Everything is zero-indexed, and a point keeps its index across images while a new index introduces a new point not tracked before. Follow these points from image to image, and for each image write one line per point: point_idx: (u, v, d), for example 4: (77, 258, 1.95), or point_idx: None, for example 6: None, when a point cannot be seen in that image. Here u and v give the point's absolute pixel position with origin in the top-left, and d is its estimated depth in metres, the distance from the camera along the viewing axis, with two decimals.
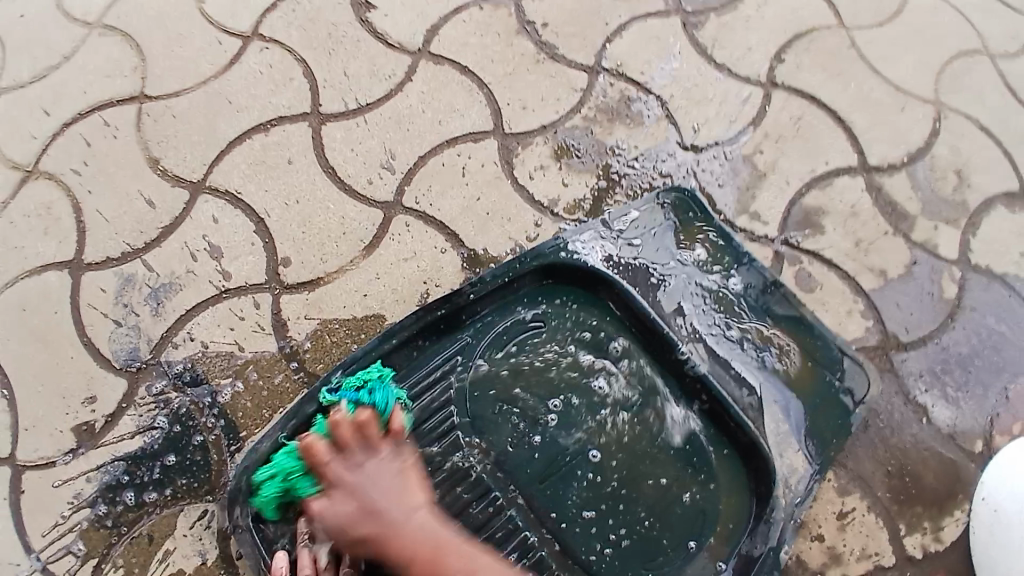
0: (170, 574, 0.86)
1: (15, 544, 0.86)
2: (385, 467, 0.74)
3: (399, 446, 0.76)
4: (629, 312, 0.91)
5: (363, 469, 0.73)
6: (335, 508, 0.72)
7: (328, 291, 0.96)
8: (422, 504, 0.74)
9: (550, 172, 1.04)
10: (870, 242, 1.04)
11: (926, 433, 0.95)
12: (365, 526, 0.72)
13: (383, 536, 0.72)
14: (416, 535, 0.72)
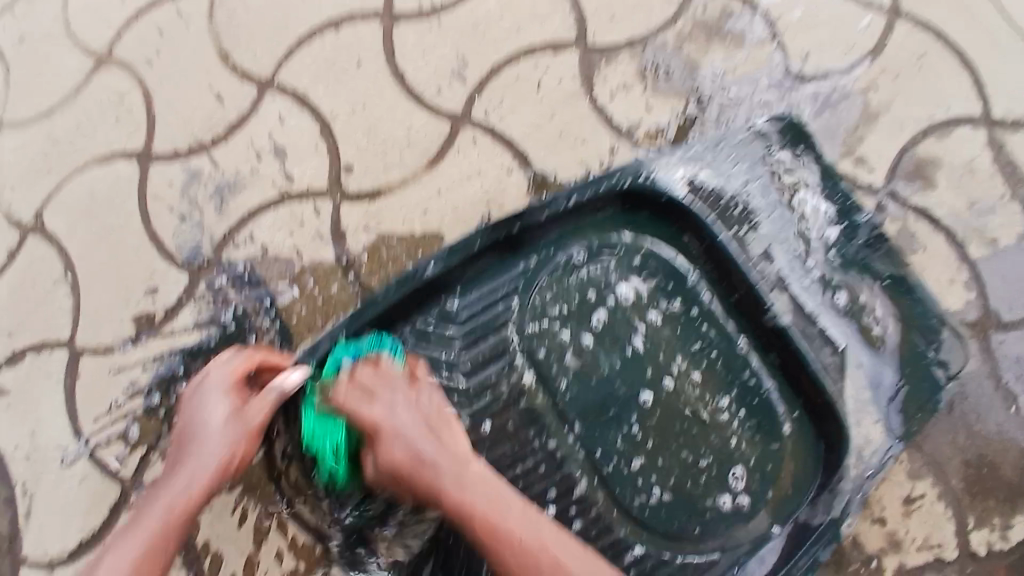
0: None
1: (65, 427, 0.91)
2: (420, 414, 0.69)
3: (422, 391, 0.71)
4: (711, 250, 0.85)
5: (380, 401, 0.68)
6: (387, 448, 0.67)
7: (388, 203, 0.93)
8: (457, 444, 0.68)
9: (633, 95, 0.95)
10: (988, 206, 0.92)
11: (1013, 424, 0.86)
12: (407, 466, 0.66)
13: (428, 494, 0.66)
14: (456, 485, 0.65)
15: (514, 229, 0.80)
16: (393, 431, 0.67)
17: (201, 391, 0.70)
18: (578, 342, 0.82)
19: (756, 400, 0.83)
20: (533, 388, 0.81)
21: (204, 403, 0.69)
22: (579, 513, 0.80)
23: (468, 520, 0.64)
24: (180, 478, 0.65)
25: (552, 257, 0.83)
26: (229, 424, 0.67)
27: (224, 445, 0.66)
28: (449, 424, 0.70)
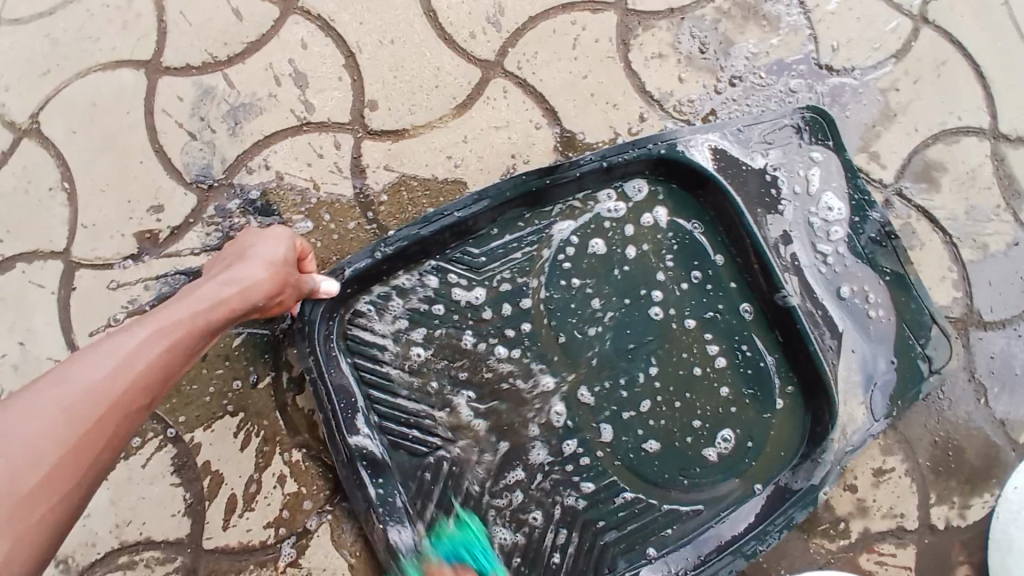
0: (220, 391, 0.88)
1: (58, 339, 0.88)
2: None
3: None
4: (728, 224, 0.91)
5: None
6: None
7: (412, 144, 0.91)
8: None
9: (666, 64, 0.95)
10: (981, 212, 0.97)
11: (979, 414, 0.93)
12: None
13: None
14: None
15: (546, 179, 0.86)
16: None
17: (251, 240, 0.77)
18: (594, 296, 0.89)
19: (752, 369, 0.90)
20: (548, 336, 0.88)
21: (255, 245, 0.75)
22: (585, 452, 0.87)
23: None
24: (223, 283, 0.67)
25: (580, 213, 0.90)
26: (277, 265, 0.73)
27: (269, 277, 0.71)
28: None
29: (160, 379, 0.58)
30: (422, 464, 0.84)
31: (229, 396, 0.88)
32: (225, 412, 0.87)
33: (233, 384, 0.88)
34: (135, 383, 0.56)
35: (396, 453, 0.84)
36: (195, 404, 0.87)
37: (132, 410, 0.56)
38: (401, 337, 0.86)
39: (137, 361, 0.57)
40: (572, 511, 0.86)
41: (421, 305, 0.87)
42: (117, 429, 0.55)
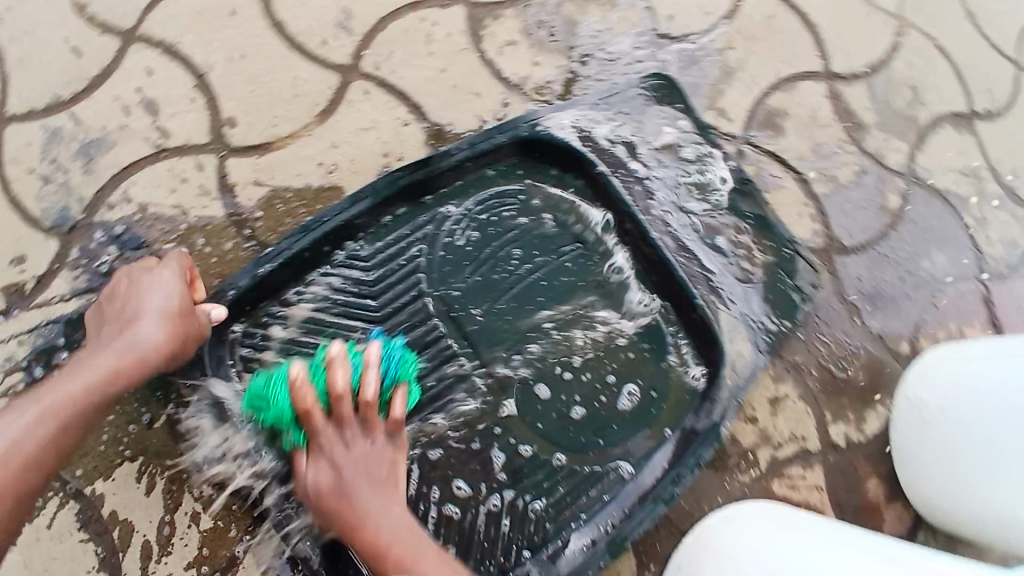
0: (116, 438, 0.83)
1: None
2: (374, 451, 0.77)
3: (398, 434, 0.78)
4: (600, 190, 0.93)
5: (383, 517, 0.75)
6: (316, 475, 0.76)
7: (281, 157, 0.91)
8: (390, 500, 0.76)
9: (519, 50, 1.00)
10: (826, 147, 1.07)
11: (857, 331, 1.00)
12: (336, 503, 0.75)
13: (347, 529, 0.75)
14: (368, 532, 0.74)
15: (420, 174, 0.86)
16: (352, 450, 0.76)
17: (149, 285, 0.76)
18: (483, 278, 0.88)
19: (644, 324, 0.92)
20: (447, 323, 0.87)
21: (148, 294, 0.75)
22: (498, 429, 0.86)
23: (364, 542, 0.74)
24: (118, 348, 0.71)
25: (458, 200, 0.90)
26: (173, 319, 0.73)
27: (164, 336, 0.72)
28: (396, 473, 0.78)
29: (53, 454, 0.66)
30: None
31: (124, 441, 0.83)
32: (123, 459, 0.83)
33: (128, 428, 0.83)
34: (24, 461, 0.64)
35: None
36: (85, 454, 0.82)
37: (27, 486, 0.64)
38: (297, 348, 0.84)
39: (29, 440, 0.65)
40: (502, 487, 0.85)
41: (313, 315, 0.85)
42: (12, 504, 0.64)
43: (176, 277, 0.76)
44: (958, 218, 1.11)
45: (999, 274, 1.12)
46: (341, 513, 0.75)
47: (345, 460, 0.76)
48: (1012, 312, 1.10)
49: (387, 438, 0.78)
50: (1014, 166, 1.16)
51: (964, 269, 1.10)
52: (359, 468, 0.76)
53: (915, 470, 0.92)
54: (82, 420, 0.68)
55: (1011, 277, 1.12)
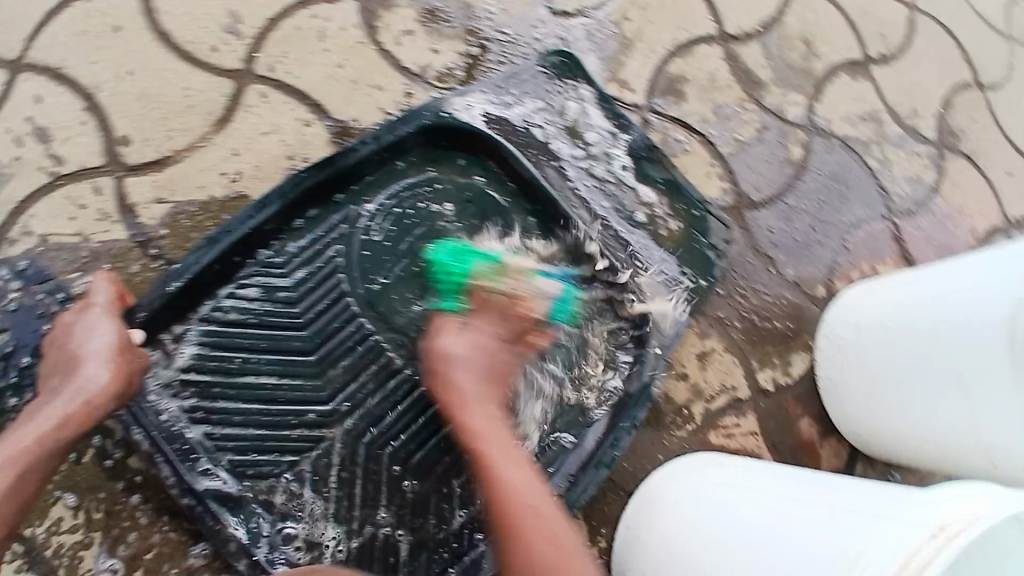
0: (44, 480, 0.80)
1: None
2: (502, 358, 0.84)
3: (528, 340, 0.86)
4: (510, 171, 0.94)
5: (485, 413, 0.80)
6: (456, 343, 0.83)
7: (181, 171, 0.88)
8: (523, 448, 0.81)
9: (417, 40, 0.99)
10: (727, 108, 1.11)
11: (775, 281, 1.04)
12: (448, 392, 0.81)
13: (455, 404, 0.80)
14: (466, 421, 0.79)
15: (325, 174, 0.85)
16: (461, 336, 0.83)
17: (83, 325, 0.75)
18: (405, 270, 0.89)
19: (570, 295, 0.93)
20: (375, 321, 0.87)
21: (84, 335, 0.74)
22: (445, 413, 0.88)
23: (469, 430, 0.78)
24: (64, 394, 0.71)
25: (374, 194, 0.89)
26: (115, 360, 0.73)
27: (110, 376, 0.72)
28: (506, 379, 0.85)
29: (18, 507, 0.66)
30: (278, 485, 0.81)
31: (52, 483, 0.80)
32: (59, 499, 0.80)
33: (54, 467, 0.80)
34: None
35: (252, 482, 0.80)
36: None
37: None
38: (222, 362, 0.82)
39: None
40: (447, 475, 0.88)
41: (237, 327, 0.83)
42: None
43: (109, 314, 0.75)
44: (858, 162, 1.17)
45: (906, 211, 1.18)
46: (444, 392, 0.81)
47: (458, 356, 0.82)
48: (921, 244, 1.18)
49: (517, 337, 0.85)
50: (910, 106, 1.24)
51: (872, 209, 1.15)
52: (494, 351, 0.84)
53: (839, 405, 0.98)
54: (43, 469, 0.68)
55: (918, 212, 1.19)
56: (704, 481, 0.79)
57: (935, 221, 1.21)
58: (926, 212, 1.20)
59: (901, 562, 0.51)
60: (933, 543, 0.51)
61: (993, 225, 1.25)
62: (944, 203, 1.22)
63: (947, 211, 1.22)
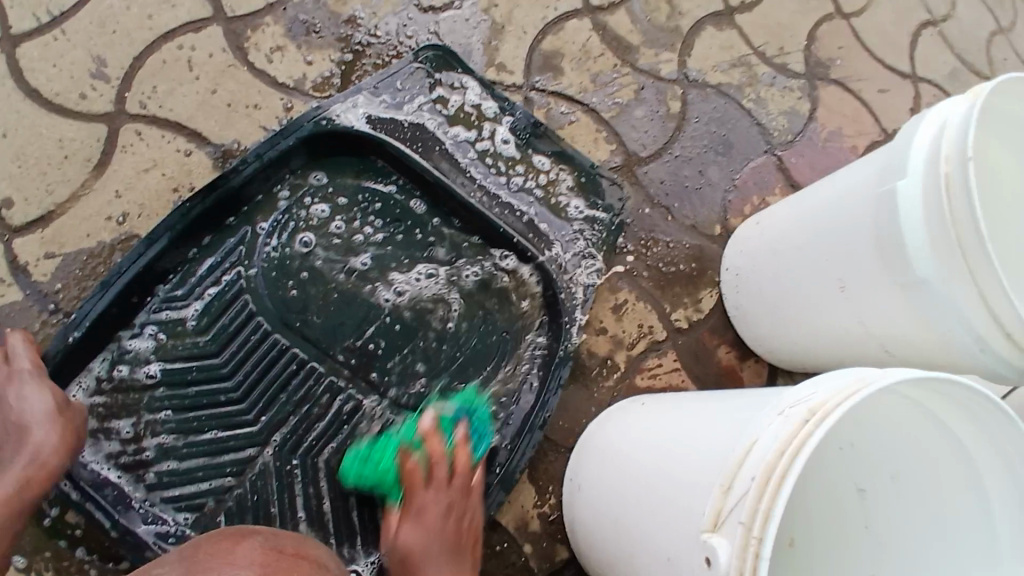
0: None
1: None
2: (452, 512, 0.80)
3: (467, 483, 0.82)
4: (399, 167, 0.96)
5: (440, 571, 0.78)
6: (413, 532, 0.78)
7: (68, 222, 0.89)
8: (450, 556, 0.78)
9: (289, 54, 1.01)
10: (604, 75, 1.16)
11: (674, 228, 1.10)
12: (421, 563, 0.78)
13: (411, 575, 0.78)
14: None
15: (212, 199, 0.86)
16: (428, 499, 0.79)
17: (9, 390, 0.73)
18: (310, 281, 0.91)
19: (479, 279, 0.97)
20: (290, 337, 0.89)
21: (14, 401, 0.72)
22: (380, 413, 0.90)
23: None
24: (17, 460, 0.70)
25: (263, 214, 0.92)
26: (59, 419, 0.73)
27: (59, 436, 0.72)
28: (462, 527, 0.80)
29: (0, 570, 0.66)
30: (219, 510, 0.84)
31: None
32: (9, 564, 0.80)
33: None
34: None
35: (190, 515, 0.83)
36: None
37: None
38: (136, 403, 0.85)
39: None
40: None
41: (146, 368, 0.85)
42: None
43: (36, 375, 0.74)
44: (735, 106, 1.22)
45: (784, 142, 1.22)
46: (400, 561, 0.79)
47: (417, 514, 0.79)
48: (805, 170, 1.21)
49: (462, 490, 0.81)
50: (777, 46, 1.27)
51: (753, 146, 1.20)
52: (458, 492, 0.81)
53: (748, 330, 1.03)
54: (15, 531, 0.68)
55: (795, 141, 1.23)
56: (631, 431, 0.81)
57: (816, 147, 1.23)
58: (805, 140, 1.23)
59: (778, 448, 0.53)
60: (807, 428, 0.53)
61: (879, 140, 1.27)
62: (822, 128, 1.25)
63: (829, 137, 1.25)
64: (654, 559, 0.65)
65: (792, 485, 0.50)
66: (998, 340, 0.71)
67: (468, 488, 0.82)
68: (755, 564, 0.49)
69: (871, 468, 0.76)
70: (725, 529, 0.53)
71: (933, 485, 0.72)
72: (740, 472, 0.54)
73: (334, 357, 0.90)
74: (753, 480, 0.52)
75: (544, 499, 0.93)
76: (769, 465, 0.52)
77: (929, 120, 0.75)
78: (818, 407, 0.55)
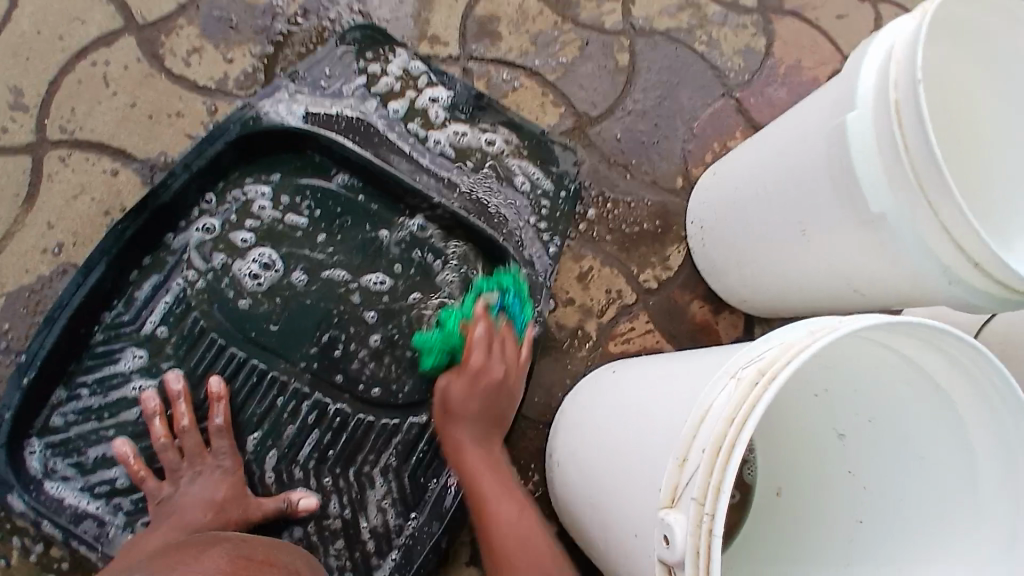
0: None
1: None
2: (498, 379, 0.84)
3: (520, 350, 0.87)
4: (338, 160, 0.93)
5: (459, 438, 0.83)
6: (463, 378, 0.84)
7: (3, 262, 0.86)
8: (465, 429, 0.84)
9: (207, 55, 0.96)
10: (545, 34, 1.10)
11: (634, 185, 1.06)
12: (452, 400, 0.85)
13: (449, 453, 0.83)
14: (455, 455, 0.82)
15: (145, 215, 0.83)
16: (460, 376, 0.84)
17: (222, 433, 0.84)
18: (257, 292, 0.88)
19: (435, 265, 0.94)
20: (246, 351, 0.88)
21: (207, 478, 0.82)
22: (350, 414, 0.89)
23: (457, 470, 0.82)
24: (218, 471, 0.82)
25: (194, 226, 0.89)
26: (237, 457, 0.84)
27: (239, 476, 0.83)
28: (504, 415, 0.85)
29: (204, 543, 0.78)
30: None
31: None
32: None
33: None
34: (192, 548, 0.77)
35: None
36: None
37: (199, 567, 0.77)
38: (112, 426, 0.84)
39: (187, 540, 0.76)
40: (371, 462, 0.88)
41: (131, 385, 0.85)
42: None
43: (223, 431, 0.84)
44: (687, 49, 1.15)
45: (742, 83, 1.16)
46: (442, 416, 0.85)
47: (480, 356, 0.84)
48: (766, 109, 1.16)
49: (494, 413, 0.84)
50: None
51: (710, 89, 1.15)
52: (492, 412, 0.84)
53: (720, 282, 1.00)
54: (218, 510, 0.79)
55: (753, 80, 1.17)
56: (601, 405, 0.78)
57: (775, 83, 1.17)
58: (764, 78, 1.17)
59: (729, 415, 0.51)
60: (756, 389, 0.51)
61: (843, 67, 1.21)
62: (781, 62, 1.18)
63: (789, 70, 1.18)
64: (625, 538, 0.64)
65: (742, 452, 0.48)
66: (966, 269, 0.68)
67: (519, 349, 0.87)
68: (710, 541, 0.48)
69: (850, 416, 0.72)
70: (680, 505, 0.51)
71: (913, 425, 0.67)
72: (694, 444, 0.52)
73: (296, 364, 0.88)
74: (704, 452, 0.50)
75: (527, 480, 0.93)
76: (720, 433, 0.50)
77: (877, 47, 0.71)
78: (767, 366, 0.52)
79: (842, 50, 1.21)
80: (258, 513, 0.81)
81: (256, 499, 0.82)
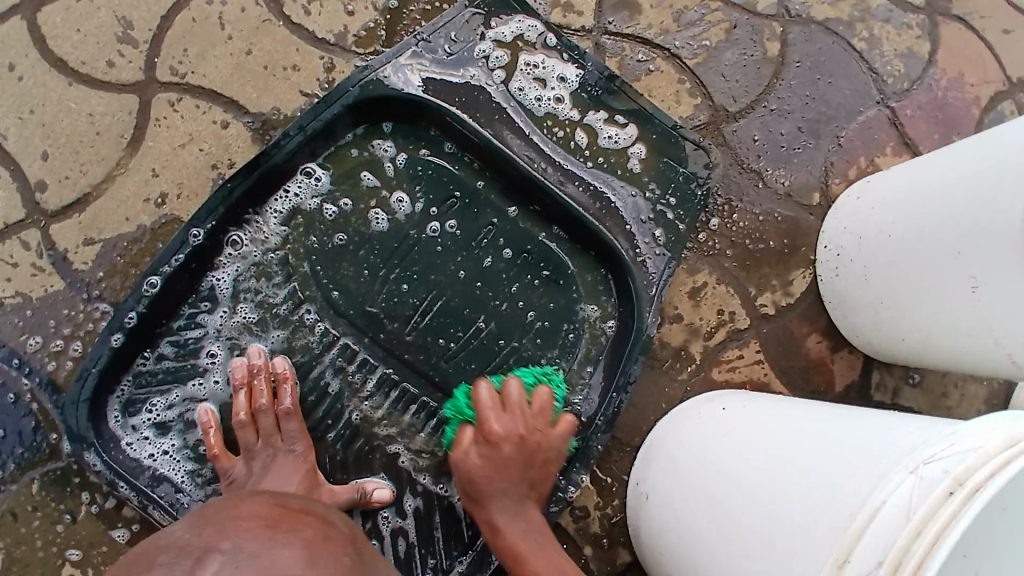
0: (57, 534, 0.82)
1: None
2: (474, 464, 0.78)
3: (548, 418, 0.81)
4: (456, 137, 0.87)
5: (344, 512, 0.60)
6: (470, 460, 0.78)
7: (105, 206, 0.85)
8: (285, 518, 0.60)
9: (328, 3, 0.89)
10: (690, 13, 0.98)
11: (763, 197, 0.96)
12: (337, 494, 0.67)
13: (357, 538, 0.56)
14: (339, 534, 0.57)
15: (255, 178, 0.79)
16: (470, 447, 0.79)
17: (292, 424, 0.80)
18: (360, 269, 0.86)
19: (542, 261, 0.89)
20: (340, 327, 0.85)
21: (275, 474, 0.78)
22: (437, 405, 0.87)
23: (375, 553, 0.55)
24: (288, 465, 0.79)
25: (294, 185, 0.85)
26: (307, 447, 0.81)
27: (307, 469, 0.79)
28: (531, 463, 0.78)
29: None
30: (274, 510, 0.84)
31: (60, 539, 0.82)
32: (66, 558, 0.82)
33: (62, 523, 0.82)
34: None
35: None
36: (31, 562, 0.82)
37: None
38: (199, 393, 0.84)
39: None
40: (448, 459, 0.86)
41: (219, 352, 0.84)
42: None
43: (292, 417, 0.81)
44: (846, 46, 1.02)
45: (900, 92, 1.02)
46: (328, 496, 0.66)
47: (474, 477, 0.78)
48: (922, 125, 1.02)
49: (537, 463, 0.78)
50: None
51: (865, 96, 1.01)
52: (529, 457, 0.78)
53: (844, 316, 0.91)
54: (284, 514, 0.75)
55: (912, 90, 1.03)
56: (713, 446, 0.72)
57: (937, 97, 1.03)
58: (925, 89, 1.03)
59: (913, 528, 0.45)
60: (950, 502, 0.45)
61: (1009, 89, 1.04)
62: (948, 73, 1.04)
63: (952, 84, 1.04)
64: None
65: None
66: None
67: (547, 426, 0.80)
68: None
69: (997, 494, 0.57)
70: None
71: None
72: (861, 548, 0.47)
73: (389, 350, 0.86)
74: (878, 565, 0.45)
75: (606, 500, 0.89)
76: (900, 549, 0.45)
77: None
78: (965, 475, 0.46)
79: (1009, 70, 1.05)
80: (333, 503, 0.79)
81: (328, 489, 0.80)
